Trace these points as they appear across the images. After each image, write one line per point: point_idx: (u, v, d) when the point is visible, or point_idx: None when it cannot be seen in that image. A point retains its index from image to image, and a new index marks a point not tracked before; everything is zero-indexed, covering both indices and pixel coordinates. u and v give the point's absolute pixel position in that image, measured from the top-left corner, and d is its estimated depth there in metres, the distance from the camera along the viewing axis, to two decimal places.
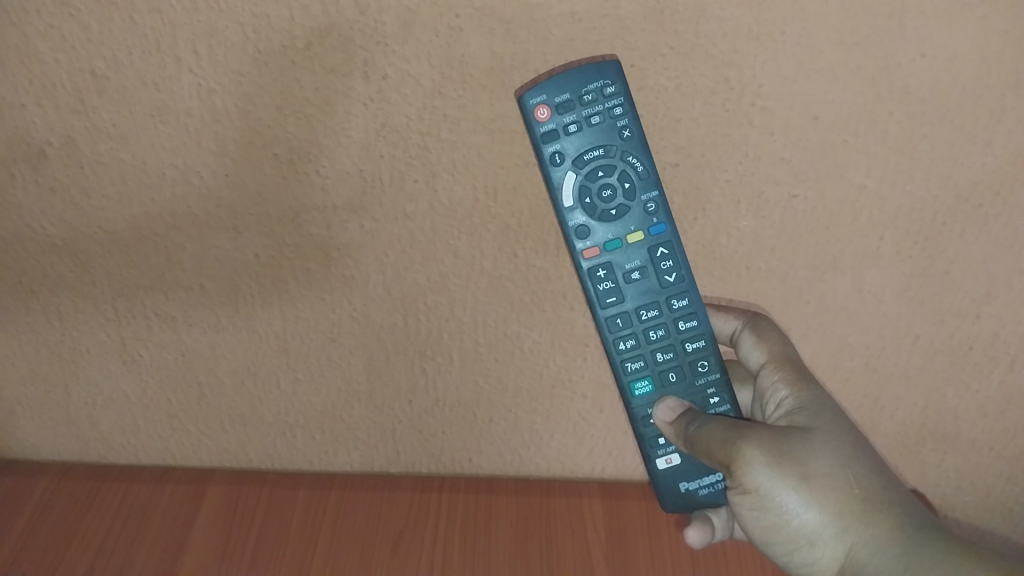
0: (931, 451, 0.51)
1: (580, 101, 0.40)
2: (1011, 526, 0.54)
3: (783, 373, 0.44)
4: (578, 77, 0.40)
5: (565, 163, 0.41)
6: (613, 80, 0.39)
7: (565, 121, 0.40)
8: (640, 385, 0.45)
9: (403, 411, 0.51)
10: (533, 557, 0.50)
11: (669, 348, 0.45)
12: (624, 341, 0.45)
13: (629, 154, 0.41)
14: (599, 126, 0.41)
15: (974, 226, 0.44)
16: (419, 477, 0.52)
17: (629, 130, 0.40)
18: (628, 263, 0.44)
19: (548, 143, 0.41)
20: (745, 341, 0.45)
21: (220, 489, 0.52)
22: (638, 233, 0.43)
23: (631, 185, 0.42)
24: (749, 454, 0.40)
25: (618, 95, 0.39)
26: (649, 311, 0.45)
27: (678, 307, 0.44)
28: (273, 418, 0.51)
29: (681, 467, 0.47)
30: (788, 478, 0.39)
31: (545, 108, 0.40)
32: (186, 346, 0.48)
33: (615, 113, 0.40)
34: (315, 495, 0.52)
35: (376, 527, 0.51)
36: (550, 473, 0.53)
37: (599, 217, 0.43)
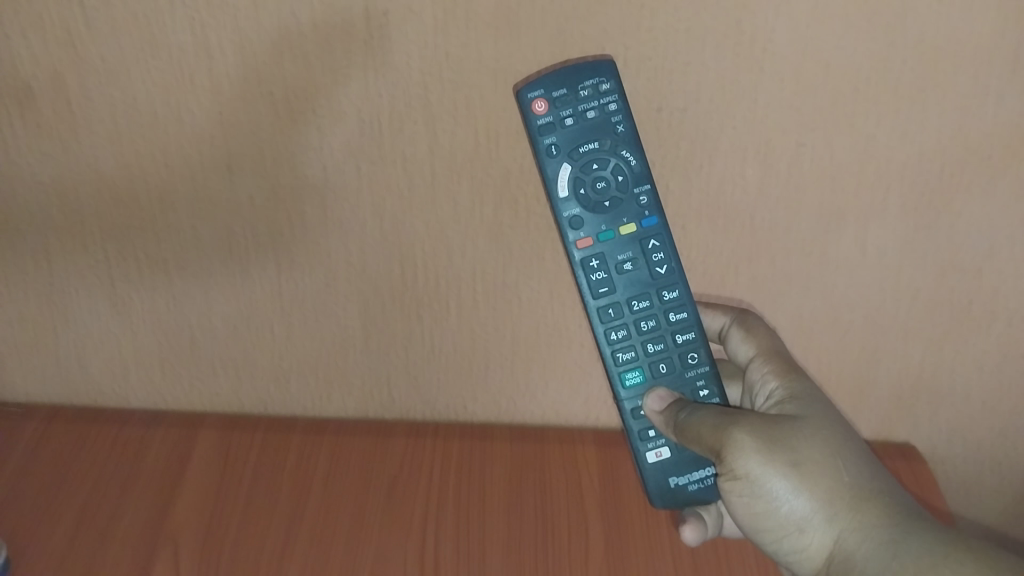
0: (926, 406, 0.52)
1: (575, 97, 0.40)
2: (997, 478, 0.56)
3: (773, 366, 0.44)
4: (574, 73, 0.39)
5: (559, 152, 0.40)
6: (608, 78, 0.39)
7: (562, 113, 0.40)
8: (631, 377, 0.44)
9: (398, 359, 0.50)
10: (527, 499, 0.50)
11: (660, 341, 0.43)
12: (617, 331, 0.43)
13: (621, 147, 0.40)
14: (594, 120, 0.40)
15: (980, 181, 0.43)
16: (414, 424, 0.53)
17: (622, 125, 0.40)
18: (620, 254, 0.42)
19: (546, 135, 0.40)
20: (734, 338, 0.45)
21: (210, 433, 0.52)
22: (631, 224, 0.42)
23: (624, 179, 0.41)
24: (743, 442, 0.38)
25: (613, 93, 0.39)
26: (642, 301, 0.43)
27: (670, 299, 0.43)
28: (267, 363, 0.51)
29: (673, 463, 0.44)
30: (780, 466, 0.38)
31: (541, 102, 0.39)
32: (178, 291, 0.48)
33: (609, 109, 0.40)
34: (308, 440, 0.52)
35: (371, 470, 0.51)
36: (544, 421, 0.54)
37: (593, 208, 0.41)
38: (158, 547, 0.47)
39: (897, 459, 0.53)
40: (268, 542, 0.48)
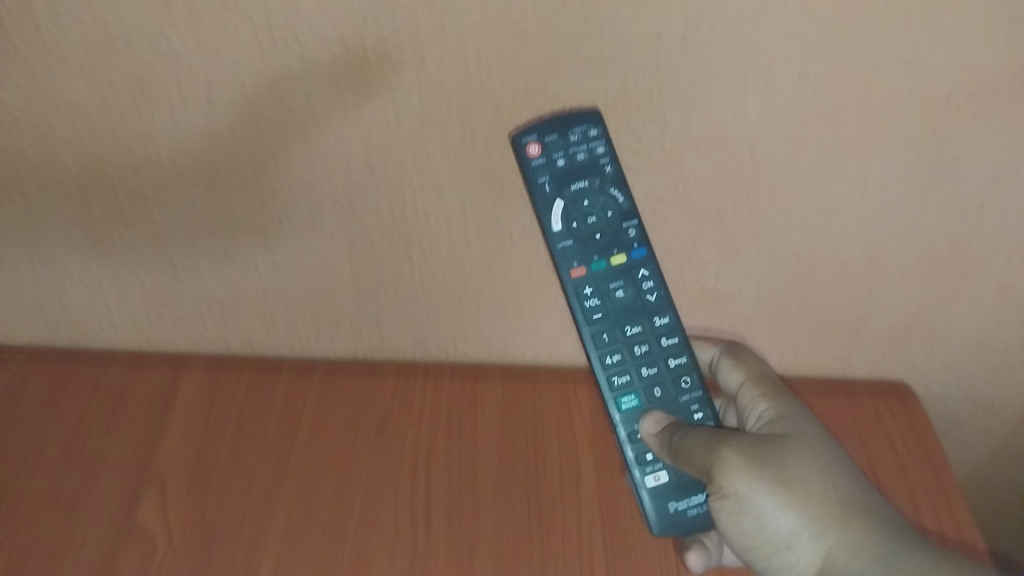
0: (920, 342, 0.53)
1: (566, 143, 0.41)
2: (989, 417, 0.56)
3: (761, 390, 0.47)
4: (563, 117, 0.41)
5: (552, 190, 0.42)
6: (596, 124, 0.41)
7: (553, 156, 0.41)
8: (626, 399, 0.45)
9: (387, 299, 0.49)
10: (519, 439, 0.50)
11: (652, 364, 0.45)
12: (612, 355, 0.45)
13: (610, 186, 0.42)
14: (585, 162, 0.42)
15: (987, 112, 0.41)
16: (403, 363, 0.53)
17: (610, 166, 0.42)
18: (612, 284, 0.45)
19: (540, 176, 0.42)
20: (727, 371, 0.48)
21: (196, 373, 0.52)
22: (620, 255, 0.44)
23: (613, 215, 0.43)
24: (732, 461, 0.41)
25: (601, 137, 0.41)
26: (634, 326, 0.45)
27: (660, 324, 0.45)
28: (253, 302, 0.50)
29: (672, 487, 0.45)
30: (767, 482, 0.40)
31: (534, 146, 0.41)
32: (159, 228, 0.46)
33: (598, 152, 0.41)
34: (296, 379, 0.52)
35: (361, 409, 0.51)
36: (537, 360, 0.53)
37: (585, 241, 0.44)
38: (145, 488, 0.47)
39: (889, 396, 0.55)
40: (256, 481, 0.47)
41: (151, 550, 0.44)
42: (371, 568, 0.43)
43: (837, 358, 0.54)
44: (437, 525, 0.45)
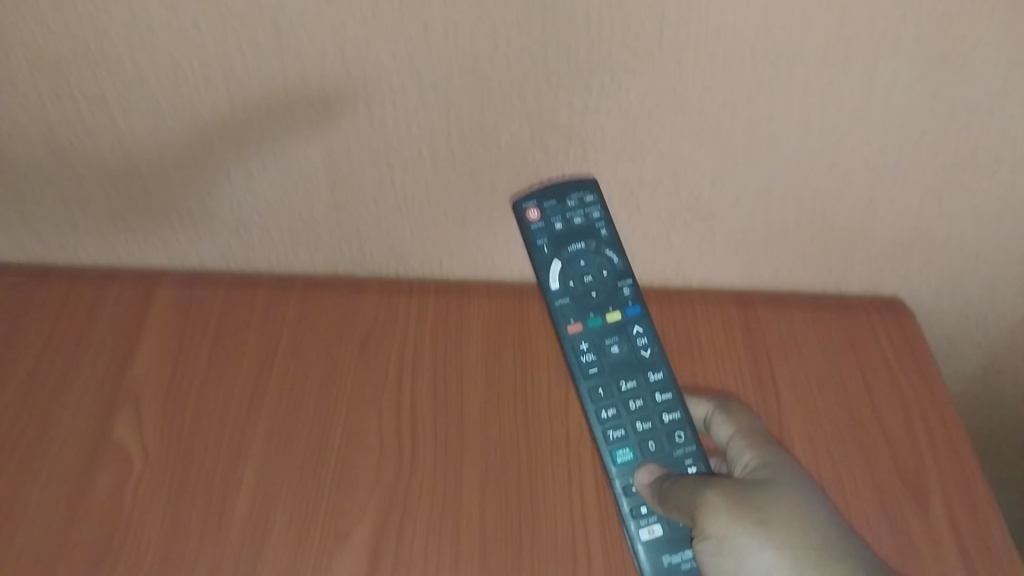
0: (918, 256, 0.51)
1: (563, 207, 0.43)
2: (982, 334, 0.56)
3: (749, 438, 0.43)
4: (561, 188, 0.43)
5: (551, 251, 0.42)
6: (592, 192, 0.43)
7: (552, 220, 0.43)
8: (620, 452, 0.41)
9: (367, 211, 0.47)
10: (507, 355, 0.48)
11: (647, 418, 0.41)
12: (606, 409, 0.41)
13: (605, 248, 0.43)
14: (581, 227, 0.43)
15: (1007, 8, 0.38)
16: (387, 280, 0.51)
17: (605, 229, 0.43)
18: (606, 338, 0.42)
19: (540, 238, 0.43)
20: (721, 426, 0.44)
21: (170, 289, 0.50)
22: (615, 312, 0.43)
23: (608, 274, 0.43)
24: (714, 504, 0.37)
25: (597, 203, 0.43)
26: (629, 380, 0.42)
27: (655, 380, 0.42)
28: (227, 215, 0.47)
29: (669, 541, 0.40)
30: (746, 524, 0.37)
31: (534, 210, 0.43)
32: (124, 133, 0.43)
33: (594, 217, 0.43)
34: (274, 295, 0.50)
35: (343, 325, 0.49)
36: (524, 278, 0.51)
37: (581, 298, 0.43)
38: (119, 404, 0.45)
39: (885, 313, 0.53)
40: (234, 397, 0.46)
41: (126, 468, 0.42)
42: (355, 482, 0.42)
43: (832, 273, 0.53)
44: (422, 441, 0.44)
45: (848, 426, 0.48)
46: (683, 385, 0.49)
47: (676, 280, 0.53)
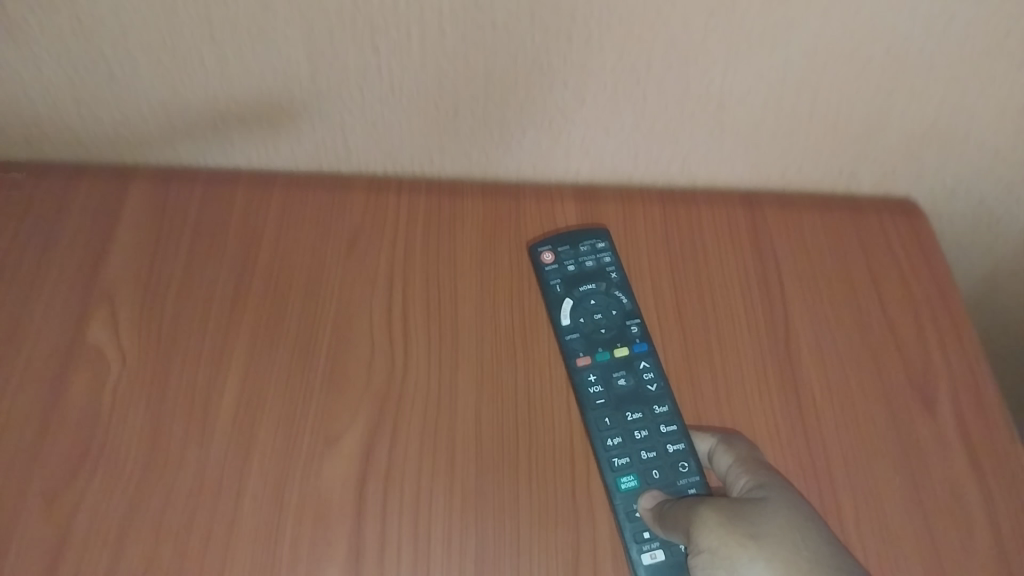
0: (934, 155, 0.48)
1: (576, 253, 0.44)
2: (992, 235, 0.54)
3: (751, 465, 0.36)
4: (573, 237, 0.45)
5: (563, 289, 0.43)
6: (604, 241, 0.45)
7: (565, 262, 0.44)
8: (623, 479, 0.37)
9: (350, 101, 0.43)
10: (502, 257, 0.46)
11: (653, 448, 0.38)
12: (612, 438, 0.38)
13: (615, 289, 0.43)
14: (590, 273, 0.44)
15: None
16: (374, 178, 0.48)
17: (615, 272, 0.44)
18: (614, 372, 0.40)
19: (552, 277, 0.44)
20: (721, 458, 0.38)
21: (143, 186, 0.47)
22: (621, 348, 0.41)
23: (617, 313, 0.42)
24: (705, 517, 0.33)
25: (609, 250, 0.45)
26: (635, 412, 0.39)
27: (660, 413, 0.39)
28: (200, 106, 0.44)
29: (671, 568, 0.35)
30: (739, 538, 0.32)
31: (549, 254, 0.45)
32: (81, 9, 0.38)
33: (604, 262, 0.44)
34: (254, 193, 0.47)
35: (329, 226, 0.46)
36: (519, 176, 0.49)
37: (592, 335, 0.42)
38: (93, 306, 0.42)
39: (896, 213, 0.51)
40: (215, 299, 0.43)
41: (101, 368, 0.40)
42: (345, 385, 0.40)
43: (842, 174, 0.50)
44: (415, 344, 0.42)
45: (849, 318, 0.46)
46: (685, 272, 0.46)
47: (681, 179, 0.50)
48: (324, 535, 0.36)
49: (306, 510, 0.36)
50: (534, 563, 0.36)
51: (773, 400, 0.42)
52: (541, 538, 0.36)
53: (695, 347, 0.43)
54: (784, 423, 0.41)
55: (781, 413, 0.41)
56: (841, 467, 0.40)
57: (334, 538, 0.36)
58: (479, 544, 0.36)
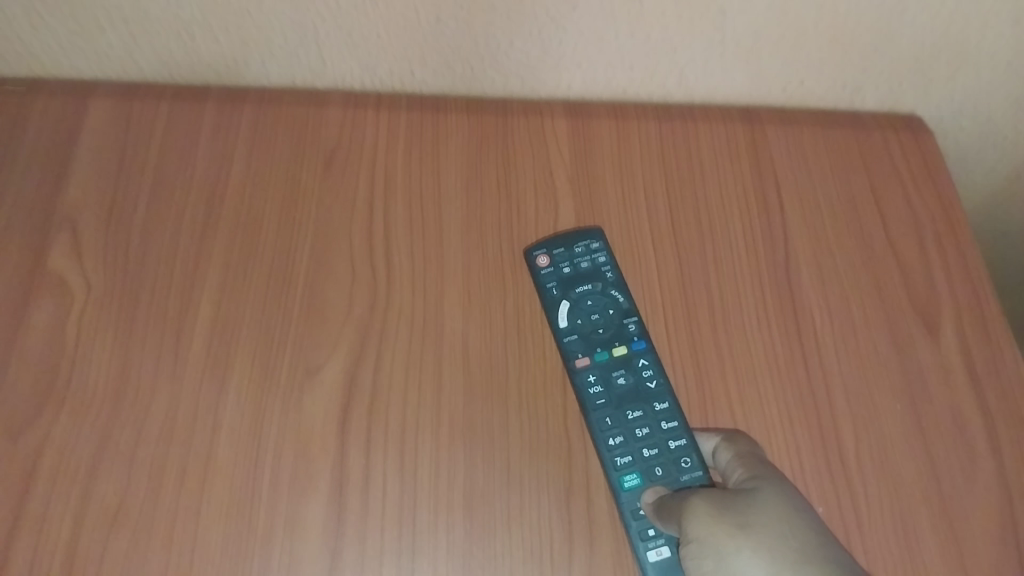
0: (944, 69, 0.46)
1: (570, 254, 0.40)
2: (999, 153, 0.52)
3: (744, 458, 0.34)
4: (566, 238, 0.40)
5: (559, 291, 0.39)
6: (599, 240, 0.40)
7: (560, 264, 0.39)
8: (625, 477, 0.34)
9: (323, 8, 0.40)
10: (489, 178, 0.43)
11: (655, 445, 0.35)
12: (613, 437, 0.35)
13: (612, 288, 0.39)
14: (587, 272, 0.39)
15: None
16: (352, 93, 0.45)
17: (611, 270, 0.39)
18: (613, 371, 0.36)
19: (548, 280, 0.39)
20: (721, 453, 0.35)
21: (105, 103, 0.44)
22: (619, 347, 0.37)
23: (614, 311, 0.38)
24: (695, 506, 0.31)
25: (604, 250, 0.40)
26: (635, 410, 0.35)
27: (661, 411, 0.35)
28: (160, 14, 0.40)
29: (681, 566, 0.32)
30: (727, 528, 0.31)
31: (544, 258, 0.40)
32: None
33: (600, 261, 0.40)
34: (224, 109, 0.44)
35: (305, 144, 0.43)
36: (507, 91, 0.46)
37: (590, 337, 0.37)
38: (54, 231, 0.40)
39: (902, 131, 0.48)
40: (184, 224, 0.40)
41: (65, 299, 0.38)
42: (324, 315, 0.38)
43: (846, 89, 0.47)
44: (397, 271, 0.40)
45: (853, 239, 0.43)
46: (681, 193, 0.44)
47: (677, 94, 0.47)
48: (304, 471, 0.34)
49: (285, 445, 0.35)
50: (524, 496, 0.34)
51: (772, 327, 0.40)
52: (532, 470, 0.35)
53: (691, 266, 0.41)
54: (783, 350, 0.39)
55: (779, 338, 0.39)
56: (841, 396, 0.38)
57: (315, 472, 0.34)
58: (467, 477, 0.34)
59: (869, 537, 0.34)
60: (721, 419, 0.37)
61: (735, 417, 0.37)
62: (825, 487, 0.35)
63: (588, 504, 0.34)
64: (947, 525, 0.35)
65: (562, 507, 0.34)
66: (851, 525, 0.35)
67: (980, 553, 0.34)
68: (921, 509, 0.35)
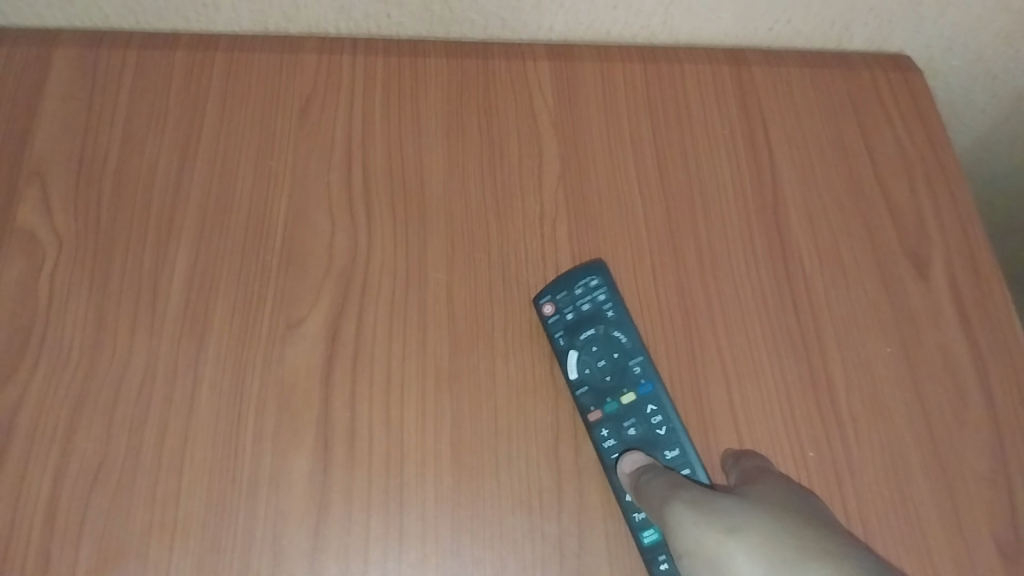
0: (933, 6, 0.44)
1: (572, 297, 0.36)
2: (990, 92, 0.51)
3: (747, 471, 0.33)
4: (566, 279, 0.36)
5: (565, 341, 0.35)
6: (599, 276, 0.36)
7: (563, 311, 0.36)
8: (644, 532, 0.31)
9: None
10: (471, 126, 0.42)
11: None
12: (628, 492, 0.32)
13: (616, 330, 0.35)
14: (588, 315, 0.36)
15: None
16: (326, 39, 0.44)
17: (613, 311, 0.36)
18: (623, 422, 0.34)
19: (554, 330, 0.35)
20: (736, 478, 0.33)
21: (70, 52, 0.42)
22: (627, 394, 0.34)
23: (619, 354, 0.35)
24: (677, 512, 0.28)
25: (605, 287, 0.36)
26: (648, 461, 0.33)
27: (673, 458, 0.33)
28: None
29: None
30: (713, 532, 0.27)
31: (547, 304, 0.36)
32: None
33: (600, 302, 0.36)
34: (194, 56, 0.42)
35: (278, 93, 0.42)
36: (487, 33, 0.44)
37: (600, 387, 0.34)
38: (22, 185, 0.38)
39: (892, 70, 0.47)
40: (157, 177, 0.39)
41: (37, 256, 0.37)
42: (304, 268, 0.37)
43: (834, 29, 0.46)
44: (379, 221, 0.39)
45: (843, 181, 0.43)
46: (669, 139, 0.43)
47: (663, 36, 0.46)
48: (289, 425, 0.34)
49: (268, 400, 0.34)
50: (513, 443, 0.34)
51: (761, 272, 0.39)
52: (519, 419, 0.34)
53: (678, 211, 0.40)
54: (772, 294, 0.39)
55: (769, 284, 0.39)
56: (831, 341, 0.38)
57: (300, 427, 0.33)
58: (455, 427, 0.34)
59: (860, 480, 0.34)
60: (711, 365, 0.36)
61: (724, 362, 0.36)
62: (815, 431, 0.35)
63: (576, 452, 0.34)
64: (938, 467, 0.35)
65: (551, 456, 0.34)
66: (842, 468, 0.35)
67: (972, 494, 0.34)
68: (912, 452, 0.35)
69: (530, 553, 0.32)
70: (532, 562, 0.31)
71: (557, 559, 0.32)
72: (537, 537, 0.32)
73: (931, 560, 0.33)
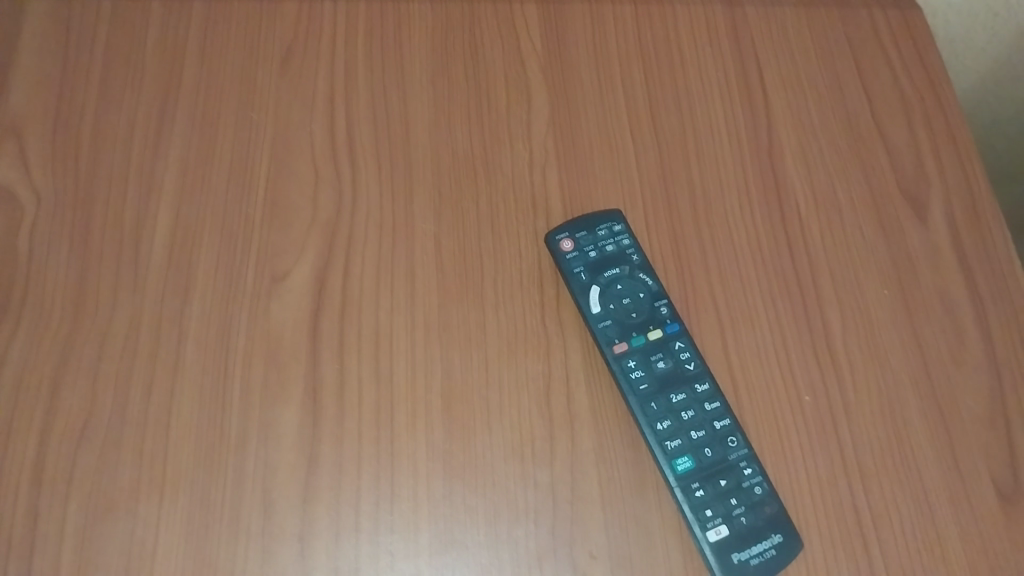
0: None
1: (594, 237, 0.35)
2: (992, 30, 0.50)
3: None
4: (589, 220, 0.36)
5: (588, 277, 0.35)
6: (620, 222, 0.36)
7: (585, 249, 0.35)
8: (677, 460, 0.31)
9: None
10: (457, 72, 0.41)
11: (701, 427, 0.32)
12: (659, 421, 0.32)
13: (640, 272, 0.35)
14: (613, 255, 0.35)
15: None
16: None
17: (637, 254, 0.35)
18: (651, 355, 0.33)
19: (575, 265, 0.35)
20: None
21: (44, 5, 0.41)
22: (654, 331, 0.34)
23: (644, 295, 0.34)
24: None
25: (627, 233, 0.36)
26: (678, 393, 0.32)
27: (703, 392, 0.32)
28: None
29: (743, 538, 0.30)
30: None
31: (569, 242, 0.35)
32: None
33: (624, 245, 0.35)
34: (170, 7, 0.41)
35: (258, 43, 0.41)
36: None
37: (626, 321, 0.34)
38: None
39: (889, 7, 0.46)
40: (135, 131, 0.38)
41: (16, 213, 0.36)
42: (288, 220, 0.36)
43: None
44: (364, 171, 0.38)
45: (839, 121, 0.42)
46: (661, 82, 0.42)
47: None
48: (276, 378, 0.33)
49: (255, 353, 0.33)
50: (504, 393, 0.33)
51: (756, 216, 0.38)
52: (510, 366, 0.34)
53: (671, 155, 0.39)
54: (767, 237, 0.38)
55: (764, 227, 0.38)
56: (827, 283, 0.37)
57: (287, 380, 0.33)
58: (444, 377, 0.33)
59: (856, 424, 0.34)
60: (705, 309, 0.36)
61: (718, 307, 0.36)
62: (811, 374, 0.35)
63: (568, 398, 0.33)
64: (936, 409, 0.34)
65: (543, 403, 0.33)
66: (838, 411, 0.34)
67: (969, 434, 0.34)
68: (909, 394, 0.35)
69: (523, 500, 0.31)
70: (525, 511, 0.31)
71: (550, 507, 0.31)
72: (529, 484, 0.32)
73: (928, 501, 0.33)
